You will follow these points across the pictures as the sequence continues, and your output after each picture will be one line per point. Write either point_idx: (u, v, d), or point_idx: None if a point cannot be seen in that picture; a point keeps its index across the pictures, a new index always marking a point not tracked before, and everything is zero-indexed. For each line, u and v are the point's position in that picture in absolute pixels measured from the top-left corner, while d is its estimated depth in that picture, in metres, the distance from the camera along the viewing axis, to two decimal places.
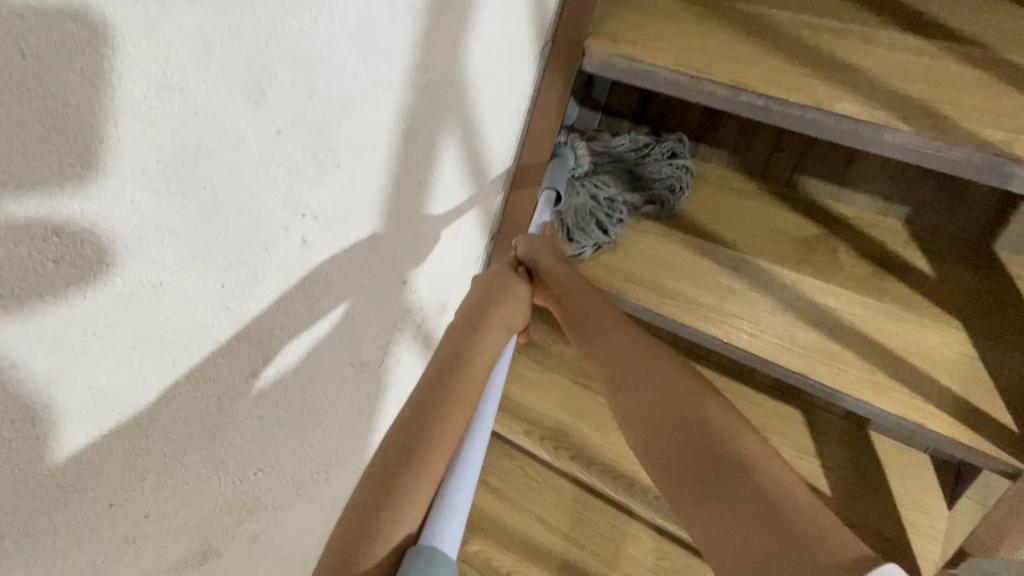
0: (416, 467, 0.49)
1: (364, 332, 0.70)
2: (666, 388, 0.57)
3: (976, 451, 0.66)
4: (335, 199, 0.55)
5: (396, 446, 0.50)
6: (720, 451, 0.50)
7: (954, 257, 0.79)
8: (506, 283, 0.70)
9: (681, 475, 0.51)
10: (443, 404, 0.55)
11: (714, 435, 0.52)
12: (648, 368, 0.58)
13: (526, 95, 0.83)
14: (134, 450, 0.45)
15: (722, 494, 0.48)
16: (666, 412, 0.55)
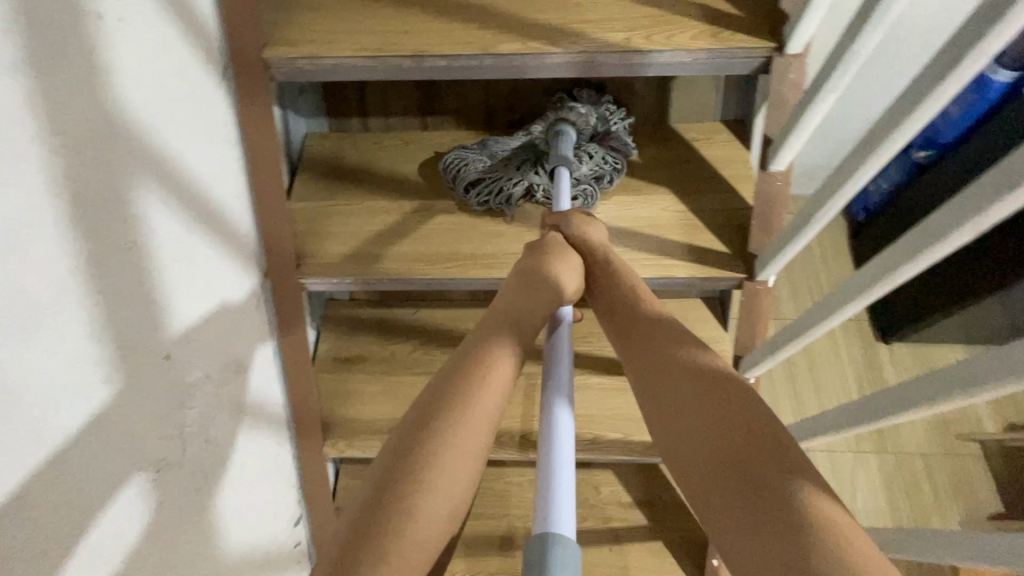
0: (454, 446, 0.53)
1: (141, 426, 0.62)
2: (722, 401, 0.55)
3: (709, 278, 0.83)
4: (7, 300, 0.46)
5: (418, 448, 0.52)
6: (772, 466, 0.49)
7: (647, 140, 0.96)
8: (544, 280, 0.69)
9: (721, 485, 0.50)
10: (481, 382, 0.57)
11: (768, 465, 0.49)
12: (700, 381, 0.57)
13: (229, 123, 0.79)
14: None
15: (760, 510, 0.47)
16: (712, 422, 0.54)
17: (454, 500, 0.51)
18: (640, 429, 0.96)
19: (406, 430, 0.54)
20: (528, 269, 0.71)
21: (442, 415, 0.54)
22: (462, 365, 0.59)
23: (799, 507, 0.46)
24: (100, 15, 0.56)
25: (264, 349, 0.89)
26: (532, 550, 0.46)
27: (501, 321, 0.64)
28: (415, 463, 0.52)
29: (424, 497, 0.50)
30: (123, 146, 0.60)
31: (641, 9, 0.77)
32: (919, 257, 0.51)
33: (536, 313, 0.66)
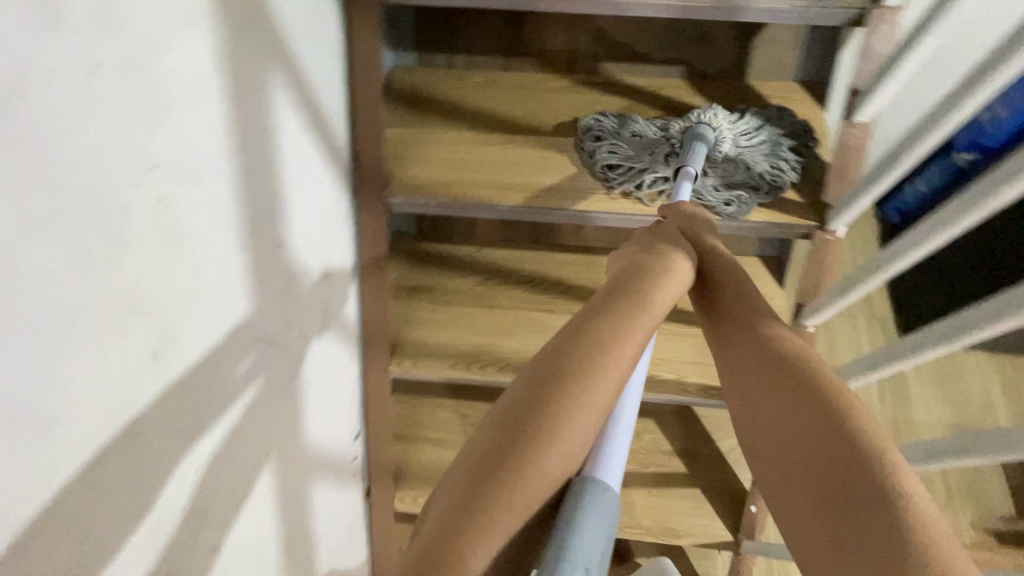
0: (574, 414, 0.49)
1: (261, 301, 0.67)
2: (810, 392, 0.50)
3: (782, 225, 0.86)
4: (182, 149, 0.51)
5: (504, 431, 0.48)
6: (863, 463, 0.44)
7: (726, 93, 0.99)
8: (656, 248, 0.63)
9: (805, 492, 0.46)
10: (595, 354, 0.52)
11: (858, 464, 0.44)
12: (794, 381, 0.51)
13: (338, 38, 0.83)
14: (46, 446, 0.41)
15: (843, 518, 0.43)
16: (797, 425, 0.49)
17: (569, 462, 0.48)
18: (694, 371, 1.01)
19: (522, 393, 0.51)
20: (635, 250, 0.64)
21: (557, 380, 0.51)
22: (577, 337, 0.54)
23: (893, 515, 0.42)
24: None
25: (349, 264, 0.94)
26: (569, 501, 0.45)
27: (616, 297, 0.58)
28: (534, 424, 0.48)
29: (542, 457, 0.47)
30: (263, 37, 0.63)
31: None
32: (1018, 179, 0.46)
33: (654, 297, 0.58)
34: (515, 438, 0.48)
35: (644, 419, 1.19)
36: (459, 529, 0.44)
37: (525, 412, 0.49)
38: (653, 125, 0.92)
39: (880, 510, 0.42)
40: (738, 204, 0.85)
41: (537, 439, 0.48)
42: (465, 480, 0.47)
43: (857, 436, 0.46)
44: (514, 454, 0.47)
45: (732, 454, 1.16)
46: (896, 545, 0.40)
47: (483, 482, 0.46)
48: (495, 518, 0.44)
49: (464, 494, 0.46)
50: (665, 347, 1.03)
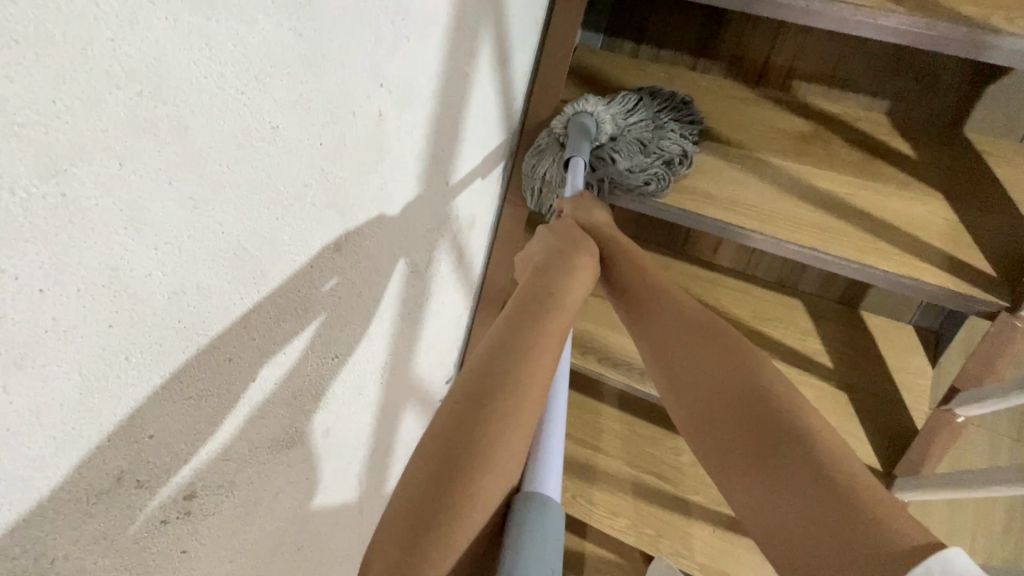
0: (514, 418, 0.52)
1: (418, 230, 0.73)
2: (723, 366, 0.60)
3: (965, 297, 0.76)
4: (405, 75, 0.57)
5: (451, 424, 0.51)
6: (781, 419, 0.54)
7: (932, 139, 0.88)
8: (571, 262, 0.70)
9: (739, 443, 0.55)
10: (523, 361, 0.57)
11: (777, 418, 0.54)
12: (710, 351, 0.62)
13: (542, 7, 0.87)
14: (250, 295, 0.46)
15: (771, 461, 0.52)
16: (721, 389, 0.58)
17: (511, 464, 0.50)
18: None
19: (458, 403, 0.52)
20: (548, 259, 0.71)
21: (490, 388, 0.53)
22: (505, 347, 0.57)
23: (813, 452, 0.51)
24: None
25: (488, 220, 0.98)
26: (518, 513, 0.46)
27: (537, 307, 0.63)
28: (472, 436, 0.50)
29: (485, 467, 0.49)
30: None
31: None
32: None
33: (566, 303, 0.65)
34: (456, 453, 0.49)
35: None
36: (414, 551, 0.44)
37: (474, 407, 0.52)
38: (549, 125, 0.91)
39: (802, 459, 0.51)
40: (657, 181, 0.86)
41: (481, 444, 0.50)
42: (421, 482, 0.48)
43: (768, 389, 0.57)
44: (460, 463, 0.48)
45: None
46: (827, 477, 0.49)
47: (434, 497, 0.47)
48: (451, 530, 0.45)
49: (418, 488, 0.48)
50: None
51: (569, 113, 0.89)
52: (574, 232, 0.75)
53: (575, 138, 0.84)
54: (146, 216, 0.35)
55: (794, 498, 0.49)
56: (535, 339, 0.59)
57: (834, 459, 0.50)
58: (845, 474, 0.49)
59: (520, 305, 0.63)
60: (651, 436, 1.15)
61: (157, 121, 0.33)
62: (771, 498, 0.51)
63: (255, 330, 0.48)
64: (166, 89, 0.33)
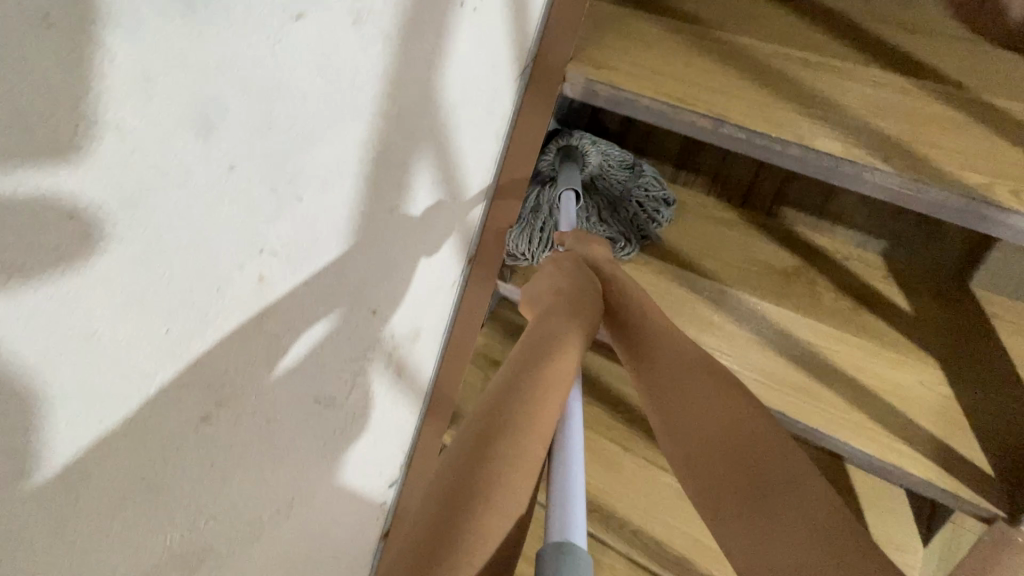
0: (516, 468, 0.47)
1: (332, 364, 0.67)
2: (721, 401, 0.56)
3: (954, 496, 0.65)
4: (298, 233, 0.51)
5: (443, 486, 0.46)
6: (778, 464, 0.51)
7: (929, 294, 0.79)
8: (573, 291, 0.65)
9: (730, 485, 0.51)
10: (531, 409, 0.51)
11: (778, 463, 0.51)
12: (704, 386, 0.57)
13: (505, 118, 0.81)
14: (66, 506, 0.41)
15: (761, 502, 0.49)
16: (718, 424, 0.55)
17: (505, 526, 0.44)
18: None
19: (450, 465, 0.47)
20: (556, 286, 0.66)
21: (496, 443, 0.48)
22: (510, 396, 0.52)
23: (804, 498, 0.48)
24: (462, 4, 0.59)
25: (439, 328, 0.92)
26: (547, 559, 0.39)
27: (548, 347, 0.57)
28: (473, 498, 0.45)
29: (484, 533, 0.44)
30: (426, 123, 0.63)
31: (1020, 156, 0.61)
32: None
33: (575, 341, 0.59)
34: (452, 521, 0.44)
35: None
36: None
37: (471, 464, 0.47)
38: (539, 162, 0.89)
39: (802, 507, 0.48)
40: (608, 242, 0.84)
41: (476, 510, 0.44)
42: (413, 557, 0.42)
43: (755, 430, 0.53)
44: (453, 536, 0.43)
45: None
46: (822, 529, 0.46)
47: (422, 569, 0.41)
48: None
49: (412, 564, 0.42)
50: None
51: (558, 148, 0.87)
52: (576, 260, 0.70)
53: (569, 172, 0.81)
54: None
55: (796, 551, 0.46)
56: (540, 380, 0.54)
57: (835, 511, 0.48)
58: (848, 529, 0.46)
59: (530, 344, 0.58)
60: None
61: None
62: (772, 550, 0.47)
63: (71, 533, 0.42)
64: None
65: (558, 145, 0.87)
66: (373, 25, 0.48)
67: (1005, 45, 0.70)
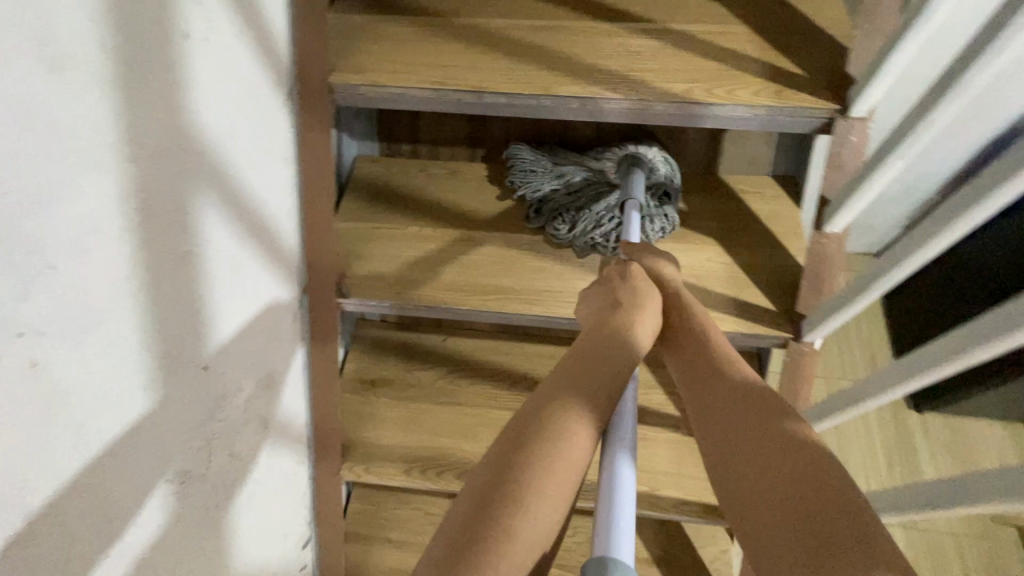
0: (553, 472, 0.50)
1: (175, 435, 0.62)
2: (775, 429, 0.53)
3: (757, 335, 0.80)
4: (66, 303, 0.47)
5: (486, 475, 0.50)
6: (842, 504, 0.46)
7: (694, 189, 0.96)
8: (631, 307, 0.67)
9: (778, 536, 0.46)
10: (580, 403, 0.55)
11: (840, 512, 0.45)
12: (758, 418, 0.55)
13: (289, 143, 0.82)
14: None
15: (815, 551, 0.44)
16: (773, 450, 0.52)
17: (534, 527, 0.47)
18: (666, 483, 0.93)
19: (490, 470, 0.50)
20: (602, 312, 0.68)
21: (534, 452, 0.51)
22: (559, 390, 0.56)
23: (873, 552, 0.42)
24: (187, 35, 0.59)
25: (295, 367, 0.88)
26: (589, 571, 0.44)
27: (597, 359, 0.60)
28: (506, 497, 0.48)
29: (513, 525, 0.47)
30: (195, 161, 0.61)
31: (703, 62, 0.77)
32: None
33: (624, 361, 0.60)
34: (492, 509, 0.47)
35: None
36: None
37: (511, 459, 0.51)
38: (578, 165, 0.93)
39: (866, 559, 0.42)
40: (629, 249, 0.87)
41: (517, 486, 0.49)
42: (449, 538, 0.46)
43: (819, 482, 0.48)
44: (484, 525, 0.46)
45: (717, 565, 1.07)
46: None
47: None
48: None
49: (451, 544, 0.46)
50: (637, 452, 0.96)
51: (624, 151, 0.91)
52: (632, 283, 0.70)
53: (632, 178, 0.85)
54: None
55: None
56: (585, 382, 0.57)
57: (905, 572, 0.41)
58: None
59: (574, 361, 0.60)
60: None
61: None
62: None
63: None
64: None
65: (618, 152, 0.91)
66: (81, 70, 0.46)
67: None
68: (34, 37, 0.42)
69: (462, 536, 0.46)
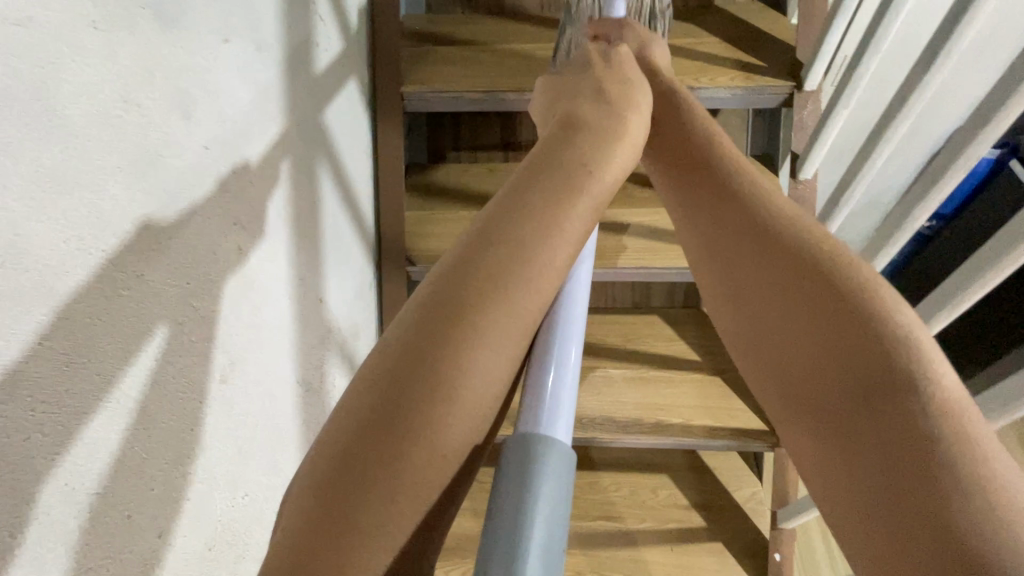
0: (497, 318, 0.43)
1: (303, 349, 0.76)
2: (805, 284, 0.45)
3: None
4: (254, 213, 0.63)
5: (420, 319, 0.42)
6: (893, 367, 0.39)
7: None
8: (615, 132, 0.56)
9: (827, 388, 0.42)
10: (531, 234, 0.46)
11: (888, 378, 0.39)
12: (789, 275, 0.46)
13: (368, 140, 1.02)
14: (141, 432, 0.47)
15: (860, 426, 0.39)
16: (807, 313, 0.44)
17: (477, 378, 0.41)
18: (696, 414, 1.06)
19: (427, 314, 0.42)
20: (577, 120, 0.57)
21: (484, 288, 0.43)
22: (502, 222, 0.47)
23: (922, 417, 0.37)
24: (316, 45, 0.80)
25: (372, 328, 1.03)
26: (512, 452, 0.37)
27: (561, 182, 0.49)
28: (438, 354, 0.41)
29: (450, 374, 0.40)
30: (318, 134, 0.81)
31: (689, 61, 1.01)
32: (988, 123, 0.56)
33: (595, 193, 0.50)
34: (423, 358, 0.41)
35: (660, 473, 1.21)
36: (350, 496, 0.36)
37: (446, 303, 0.43)
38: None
39: (907, 425, 0.37)
40: None
41: (454, 334, 0.41)
42: (376, 389, 0.39)
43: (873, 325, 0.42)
44: (416, 380, 0.40)
45: (749, 504, 1.17)
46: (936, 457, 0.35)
47: (383, 431, 0.38)
48: (406, 467, 0.38)
49: (379, 397, 0.39)
50: (668, 391, 1.10)
51: None
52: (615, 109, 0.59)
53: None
54: (29, 389, 0.37)
55: (882, 476, 0.37)
56: (546, 211, 0.48)
57: (961, 436, 0.36)
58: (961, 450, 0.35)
59: (535, 176, 0.50)
60: (589, 481, 1.20)
61: (34, 298, 0.37)
62: (851, 473, 0.38)
63: (139, 461, 0.47)
64: (32, 261, 0.37)
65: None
66: (269, 51, 0.66)
67: None
68: (251, 25, 0.62)
69: (389, 389, 0.39)
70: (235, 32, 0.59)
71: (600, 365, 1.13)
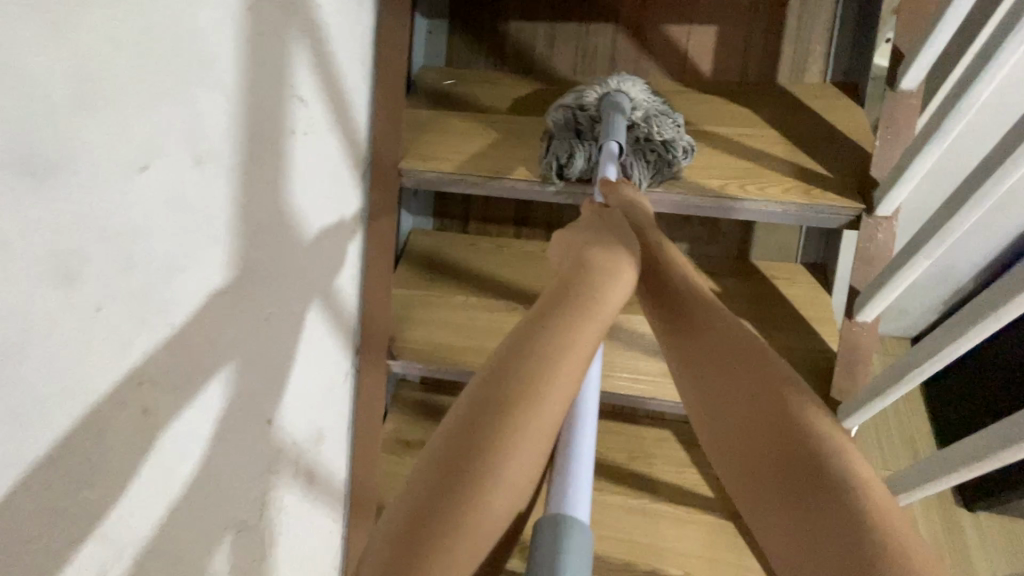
0: (528, 426, 0.49)
1: (237, 486, 0.67)
2: (754, 387, 0.55)
3: None
4: (176, 358, 0.54)
5: (457, 425, 0.49)
6: (824, 462, 0.48)
7: (728, 271, 1.00)
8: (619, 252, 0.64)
9: (770, 481, 0.50)
10: (555, 350, 0.53)
11: (820, 471, 0.48)
12: (750, 379, 0.55)
13: (358, 216, 0.91)
14: None
15: (808, 514, 0.46)
16: (763, 414, 0.53)
17: (516, 482, 0.47)
18: (698, 566, 0.91)
19: (461, 430, 0.48)
20: (586, 253, 0.63)
21: (513, 400, 0.49)
22: (528, 339, 0.53)
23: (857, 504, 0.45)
24: (292, 130, 0.70)
25: (343, 423, 0.93)
26: (544, 532, 0.44)
27: (572, 305, 0.57)
28: (475, 460, 0.47)
29: (494, 480, 0.46)
30: (284, 234, 0.70)
31: (735, 161, 0.85)
32: None
33: (601, 307, 0.57)
34: (467, 464, 0.46)
35: None
36: None
37: (479, 411, 0.49)
38: (573, 101, 0.89)
39: (846, 508, 0.45)
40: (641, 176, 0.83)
41: (490, 440, 0.47)
42: (423, 489, 0.46)
43: (827, 434, 0.50)
44: (461, 482, 0.46)
45: None
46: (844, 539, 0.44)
47: (427, 526, 0.44)
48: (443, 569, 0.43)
49: (428, 494, 0.45)
50: (670, 532, 0.95)
51: (603, 90, 0.89)
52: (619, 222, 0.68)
53: (608, 125, 0.81)
54: None
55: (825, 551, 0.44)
56: (563, 331, 0.54)
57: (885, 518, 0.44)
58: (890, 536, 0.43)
59: (551, 303, 0.57)
60: None
61: None
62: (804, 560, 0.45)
63: None
64: None
65: (601, 89, 0.89)
66: (215, 160, 0.56)
67: (706, 89, 0.97)
68: (188, 135, 0.52)
69: (436, 494, 0.45)
70: (161, 155, 0.49)
71: (596, 487, 1.00)
